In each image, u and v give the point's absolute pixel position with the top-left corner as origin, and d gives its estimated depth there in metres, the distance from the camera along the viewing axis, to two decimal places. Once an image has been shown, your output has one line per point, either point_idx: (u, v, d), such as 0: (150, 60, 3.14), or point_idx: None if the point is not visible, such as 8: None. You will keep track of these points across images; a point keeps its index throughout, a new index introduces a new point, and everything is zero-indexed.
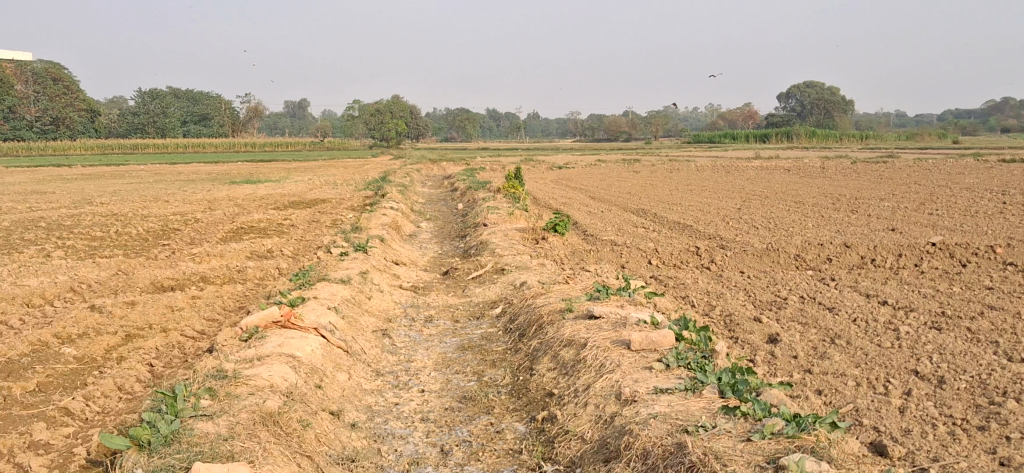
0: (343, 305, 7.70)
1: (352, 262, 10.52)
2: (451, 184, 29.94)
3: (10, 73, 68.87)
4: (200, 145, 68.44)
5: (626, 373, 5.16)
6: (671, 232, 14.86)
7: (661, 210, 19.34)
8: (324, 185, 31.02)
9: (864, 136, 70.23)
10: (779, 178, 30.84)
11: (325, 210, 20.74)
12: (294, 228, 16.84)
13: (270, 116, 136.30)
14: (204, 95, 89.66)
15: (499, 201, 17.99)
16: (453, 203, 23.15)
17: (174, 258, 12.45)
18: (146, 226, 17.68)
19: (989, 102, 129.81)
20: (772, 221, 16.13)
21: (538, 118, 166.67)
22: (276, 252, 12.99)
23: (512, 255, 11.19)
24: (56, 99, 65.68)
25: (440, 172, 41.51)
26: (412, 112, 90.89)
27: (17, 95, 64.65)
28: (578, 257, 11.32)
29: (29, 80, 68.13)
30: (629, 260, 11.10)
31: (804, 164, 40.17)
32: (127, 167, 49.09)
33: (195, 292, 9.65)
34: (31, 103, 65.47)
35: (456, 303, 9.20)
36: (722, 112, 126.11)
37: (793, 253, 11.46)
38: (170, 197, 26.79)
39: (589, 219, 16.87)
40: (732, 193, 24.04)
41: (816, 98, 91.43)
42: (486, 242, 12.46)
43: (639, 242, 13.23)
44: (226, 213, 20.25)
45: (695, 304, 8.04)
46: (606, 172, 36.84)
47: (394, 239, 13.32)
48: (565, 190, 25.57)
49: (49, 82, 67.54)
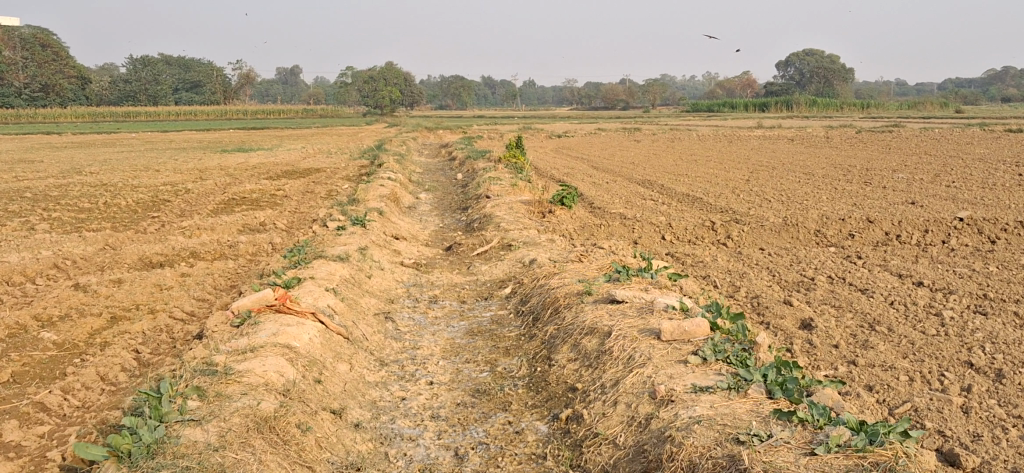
0: (343, 286, 7.20)
1: (350, 237, 10.00)
2: (449, 153, 29.31)
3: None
4: (192, 114, 67.60)
5: (658, 367, 4.67)
6: (681, 205, 14.38)
7: (667, 181, 18.83)
8: (318, 154, 30.39)
9: (864, 105, 69.52)
10: (784, 148, 30.26)
11: (320, 181, 20.15)
12: (288, 200, 16.29)
13: (263, 84, 135.20)
14: (196, 63, 88.60)
15: (500, 172, 17.45)
16: (451, 173, 22.58)
17: (163, 232, 11.93)
18: (136, 197, 17.14)
19: (989, 71, 128.95)
20: (784, 194, 15.66)
21: (535, 86, 165.61)
22: (270, 226, 12.47)
23: (518, 230, 10.68)
24: (45, 66, 64.69)
25: (436, 141, 40.87)
26: (407, 79, 89.90)
27: (5, 61, 63.67)
28: (588, 232, 10.82)
29: (18, 45, 67.06)
30: (642, 236, 10.61)
31: (806, 134, 39.59)
32: (117, 135, 48.32)
33: (185, 270, 9.13)
34: (20, 70, 64.51)
35: (461, 281, 8.71)
36: (720, 81, 125.24)
37: (813, 228, 10.99)
38: (160, 167, 26.18)
39: (595, 190, 16.36)
40: (739, 163, 23.52)
41: (815, 66, 90.62)
42: (489, 215, 11.94)
43: (649, 216, 12.74)
44: (218, 183, 19.68)
45: (718, 285, 7.56)
46: (606, 141, 36.28)
47: (393, 212, 12.80)
48: (566, 160, 25.04)
49: (37, 47, 66.53)
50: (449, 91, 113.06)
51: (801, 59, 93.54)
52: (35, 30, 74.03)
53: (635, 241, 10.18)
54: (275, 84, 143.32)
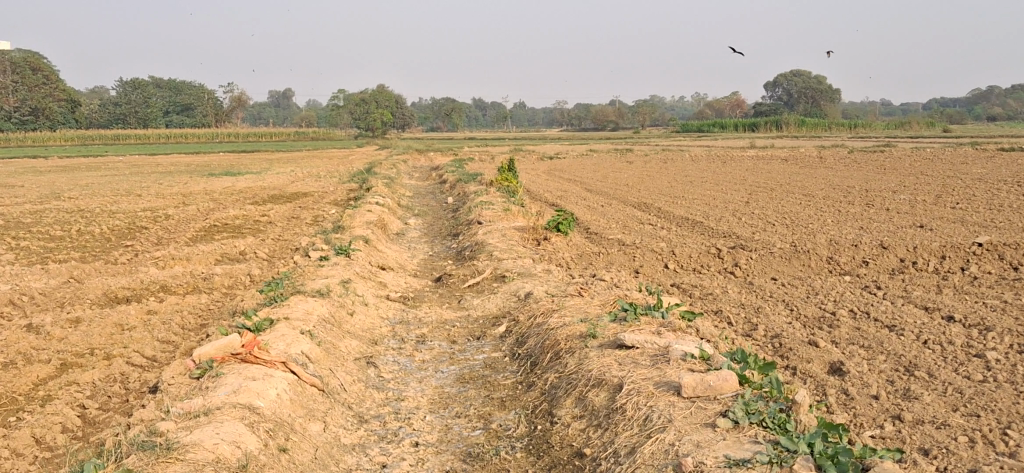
0: (321, 326, 6.52)
1: (333, 269, 9.32)
2: (439, 176, 28.68)
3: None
4: (181, 137, 66.96)
5: (682, 434, 4.00)
6: (681, 229, 13.74)
7: (664, 204, 18.17)
8: (306, 178, 29.69)
9: (854, 125, 69.28)
10: (780, 169, 29.65)
11: (307, 206, 19.48)
12: (271, 226, 15.60)
13: (254, 107, 134.83)
14: (186, 85, 88.00)
15: (492, 196, 16.80)
16: (441, 197, 21.92)
17: (135, 264, 11.23)
18: (112, 224, 16.44)
19: (976, 90, 129.15)
20: (788, 217, 15.00)
21: (525, 108, 165.55)
22: (249, 255, 11.79)
23: (513, 260, 10.00)
24: (33, 90, 64.03)
25: (427, 164, 40.23)
26: (397, 101, 89.40)
27: None
28: (586, 261, 10.14)
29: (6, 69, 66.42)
30: (644, 265, 9.92)
31: (800, 154, 39.06)
32: (105, 159, 47.63)
33: (152, 307, 8.43)
34: (9, 93, 63.87)
35: (451, 318, 8.02)
36: (710, 103, 125.14)
37: (825, 254, 10.32)
38: (144, 191, 25.49)
39: (590, 215, 15.69)
40: (736, 185, 22.89)
41: (804, 86, 90.47)
42: (482, 242, 11.27)
43: (649, 242, 12.05)
44: (200, 209, 19.00)
45: (733, 324, 6.87)
46: (598, 163, 35.70)
47: (379, 239, 12.12)
48: (559, 182, 24.42)
49: (26, 71, 65.99)
50: (439, 112, 112.73)
51: (790, 80, 93.38)
52: (24, 54, 73.45)
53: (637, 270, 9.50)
54: (266, 106, 142.69)
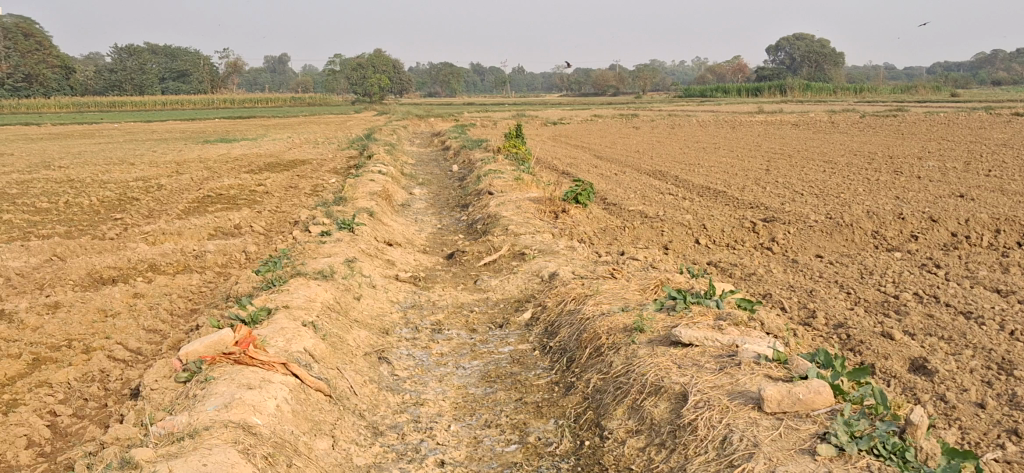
0: (326, 316, 5.77)
1: (336, 247, 8.55)
2: (442, 142, 27.90)
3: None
4: (178, 104, 65.99)
5: (775, 461, 3.26)
6: (704, 200, 13.00)
7: (680, 171, 17.39)
8: (305, 145, 28.85)
9: (857, 89, 68.27)
10: (792, 134, 28.80)
11: (306, 175, 18.68)
12: (269, 197, 14.82)
13: (251, 74, 133.50)
14: (182, 50, 86.73)
15: (501, 164, 16.01)
16: (445, 165, 21.12)
17: (122, 240, 10.45)
18: (102, 195, 15.65)
19: (979, 54, 127.83)
20: (815, 186, 14.23)
21: (525, 74, 164.18)
22: (246, 230, 11.02)
23: (531, 236, 9.24)
24: (27, 56, 62.95)
25: (428, 130, 39.35)
26: (395, 66, 88.16)
27: None
28: (610, 236, 9.38)
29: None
30: (674, 241, 9.17)
31: (808, 118, 38.16)
32: (99, 126, 46.70)
33: (138, 290, 7.66)
34: (2, 60, 62.82)
35: (468, 302, 7.28)
36: (710, 67, 123.76)
37: (868, 227, 9.57)
38: (136, 160, 24.66)
39: (604, 184, 14.92)
40: (752, 151, 22.12)
41: (807, 50, 89.36)
42: (496, 215, 10.50)
43: (674, 214, 11.31)
44: (194, 178, 18.19)
45: (789, 311, 6.14)
46: (603, 128, 34.87)
47: (384, 212, 11.35)
48: (567, 149, 23.63)
49: (19, 37, 64.84)
50: (438, 77, 111.40)
51: (793, 43, 92.00)
52: (16, 19, 72.23)
53: (668, 248, 8.75)
54: (262, 72, 141.18)
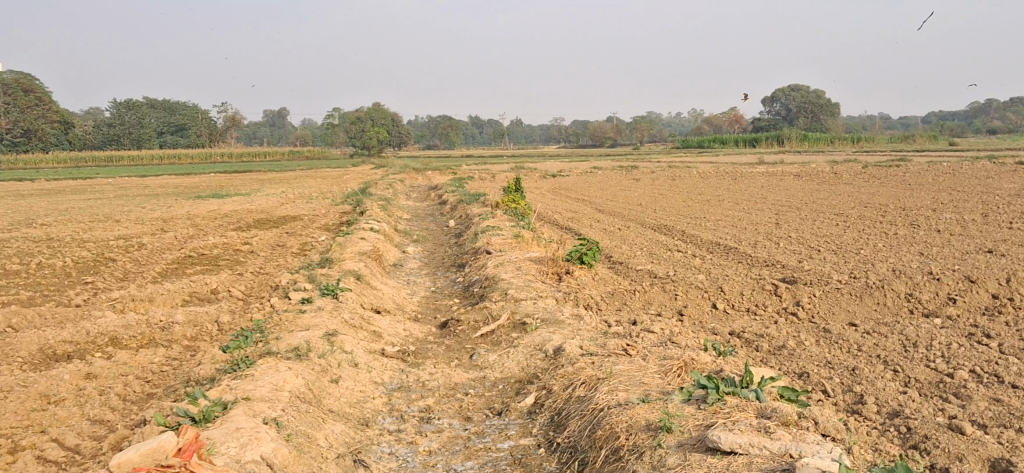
0: (293, 408, 4.93)
1: (316, 318, 7.72)
2: (438, 197, 27.20)
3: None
4: (176, 158, 65.58)
5: None
6: (715, 256, 12.22)
7: (686, 225, 16.62)
8: (298, 200, 28.13)
9: (855, 138, 67.82)
10: (797, 185, 28.12)
11: (295, 232, 17.89)
12: (253, 257, 14.02)
13: (251, 128, 133.77)
14: (181, 104, 86.54)
15: (499, 220, 15.23)
16: (441, 221, 20.36)
17: (87, 308, 9.62)
18: (79, 256, 14.85)
19: (974, 104, 127.99)
20: (832, 241, 13.45)
21: (522, 126, 164.45)
22: (223, 296, 10.20)
23: (532, 302, 8.41)
24: (26, 111, 62.71)
25: (425, 183, 38.67)
26: (393, 119, 87.97)
27: None
28: (619, 302, 8.55)
29: None
30: (689, 305, 8.36)
31: (811, 169, 37.48)
32: (94, 181, 46.09)
33: (91, 370, 6.82)
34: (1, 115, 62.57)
35: (462, 382, 6.43)
36: (706, 119, 123.74)
37: (901, 289, 8.74)
38: (123, 216, 23.89)
39: (608, 240, 14.13)
40: (758, 204, 21.39)
41: (803, 100, 89.31)
42: (494, 278, 9.68)
43: (685, 274, 10.52)
44: (178, 237, 17.39)
45: (834, 396, 5.28)
46: (603, 180, 34.21)
47: (373, 274, 10.55)
48: (567, 203, 22.92)
49: (19, 92, 64.72)
50: (436, 130, 111.27)
51: (789, 94, 91.77)
52: (14, 75, 72.06)
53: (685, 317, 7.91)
54: (261, 125, 141.40)
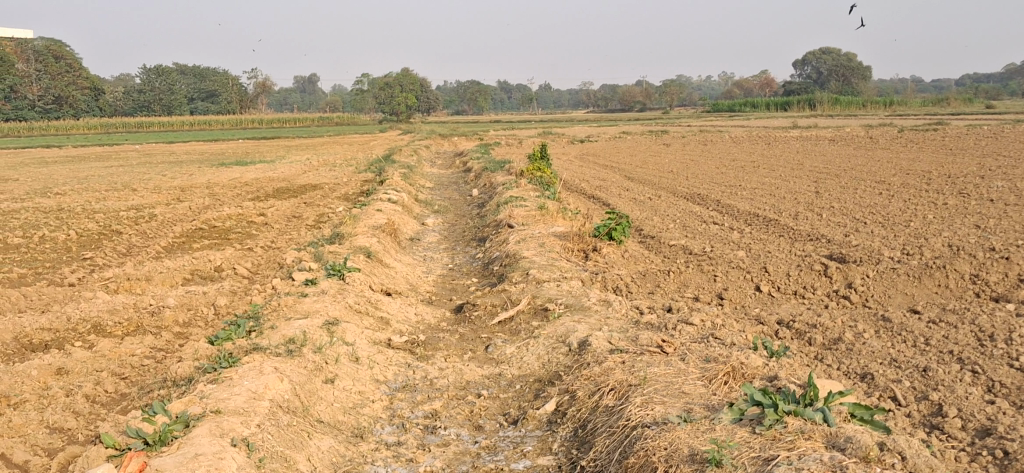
0: (272, 422, 4.21)
1: (317, 303, 7.01)
2: (463, 163, 26.46)
3: (11, 50, 65.68)
4: (205, 124, 65.27)
5: None
6: (754, 229, 11.38)
7: (721, 195, 15.77)
8: (321, 167, 27.46)
9: (889, 102, 66.01)
10: (834, 150, 27.10)
11: (313, 202, 17.20)
12: (265, 229, 13.36)
13: (280, 94, 133.60)
14: (209, 69, 86.09)
15: (523, 189, 14.43)
16: (465, 189, 19.63)
17: (78, 288, 8.98)
18: (87, 228, 14.26)
19: (1012, 66, 124.83)
20: (878, 212, 12.53)
21: (551, 91, 163.02)
22: (225, 275, 9.52)
23: (556, 285, 7.64)
24: (57, 77, 62.72)
25: (451, 149, 37.91)
26: (422, 84, 87.15)
27: (18, 75, 61.62)
28: (652, 284, 7.75)
29: (32, 58, 65.31)
30: (729, 289, 7.57)
31: (847, 133, 36.31)
32: (120, 147, 45.72)
33: (64, 364, 6.17)
34: (32, 82, 62.48)
35: (475, 380, 5.69)
36: (737, 82, 121.69)
37: (965, 269, 7.87)
38: (140, 185, 23.32)
39: (638, 211, 13.32)
40: (796, 170, 20.41)
41: (835, 64, 87.41)
42: (515, 257, 8.91)
43: (723, 250, 9.70)
44: (192, 207, 16.79)
45: (907, 407, 4.48)
46: (633, 145, 33.31)
47: (387, 251, 9.83)
48: (596, 170, 22.11)
49: (51, 59, 64.73)
50: (464, 94, 110.34)
51: (822, 58, 89.83)
52: (45, 41, 71.94)
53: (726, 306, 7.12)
54: (291, 91, 141.20)
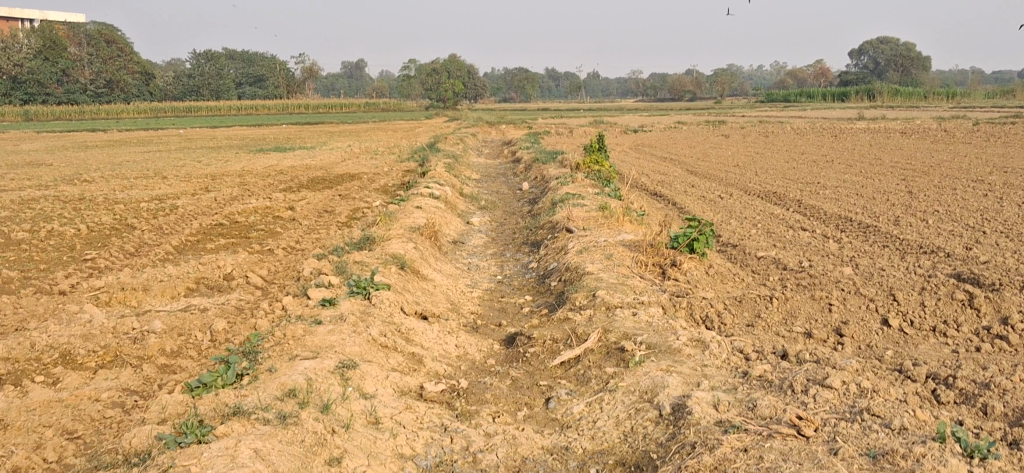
0: None
1: (333, 335, 5.57)
2: (512, 153, 24.99)
3: (63, 34, 65.35)
4: (253, 109, 64.42)
5: None
6: (853, 238, 9.78)
7: (800, 193, 14.15)
8: (363, 155, 26.14)
9: (951, 93, 63.06)
10: (909, 144, 25.20)
11: (350, 194, 15.85)
12: (293, 227, 12.01)
13: (329, 79, 133.10)
14: (258, 54, 85.35)
15: (580, 185, 12.94)
16: (514, 182, 18.17)
17: (63, 300, 7.65)
18: (101, 222, 12.97)
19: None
20: (991, 219, 10.86)
21: (599, 80, 160.77)
22: (236, 286, 8.14)
23: (630, 314, 6.16)
24: (108, 62, 62.18)
25: (499, 138, 36.47)
26: (470, 72, 85.83)
27: (70, 59, 61.09)
28: (750, 315, 6.24)
29: (84, 42, 64.85)
30: (851, 326, 6.03)
31: (916, 126, 34.22)
32: (165, 132, 44.89)
33: (5, 416, 4.79)
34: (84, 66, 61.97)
35: (532, 457, 4.23)
36: (790, 71, 118.61)
37: None
38: (173, 172, 22.12)
39: (711, 213, 11.77)
40: (876, 166, 18.66)
41: (892, 54, 84.34)
42: (578, 273, 7.42)
43: (825, 266, 8.15)
44: (219, 199, 15.50)
45: None
46: (690, 136, 31.61)
47: (425, 260, 8.41)
48: (655, 163, 20.55)
49: (102, 44, 64.24)
50: (512, 82, 108.77)
51: (878, 48, 86.82)
52: (98, 25, 71.64)
53: (853, 354, 5.61)
54: (341, 78, 140.74)
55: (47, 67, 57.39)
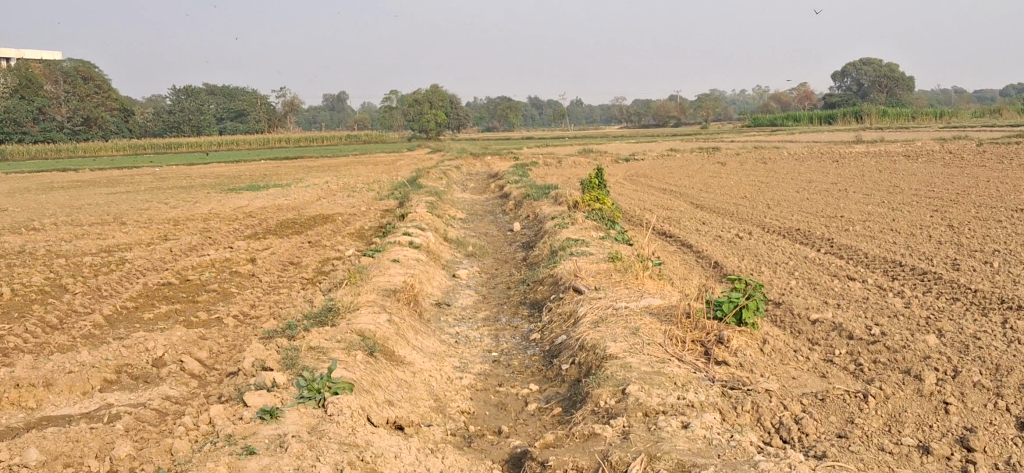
0: None
1: None
2: (500, 187, 23.45)
3: (39, 72, 63.60)
4: (233, 144, 62.82)
5: None
6: (916, 290, 8.18)
7: (827, 230, 12.61)
8: (340, 193, 24.51)
9: (939, 113, 61.98)
10: (919, 168, 23.78)
11: (320, 241, 14.18)
12: (251, 285, 10.34)
13: (311, 113, 131.97)
14: (237, 89, 83.90)
15: (581, 228, 11.34)
16: (503, 222, 16.58)
17: None
18: (31, 281, 11.23)
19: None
20: None
21: (581, 107, 160.11)
22: (165, 377, 6.44)
23: (678, 424, 4.52)
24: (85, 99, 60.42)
25: (484, 171, 34.92)
26: (453, 102, 84.62)
27: (46, 96, 59.34)
28: (839, 424, 4.60)
29: (60, 80, 63.08)
30: (980, 435, 4.41)
31: (916, 148, 32.79)
32: (139, 170, 43.19)
33: None
34: (62, 104, 60.15)
35: None
36: (773, 96, 118.14)
37: None
38: (135, 217, 20.37)
39: (735, 258, 10.19)
40: (896, 195, 17.15)
41: (875, 76, 83.55)
42: (598, 356, 5.79)
43: (901, 333, 6.52)
44: (174, 250, 13.79)
45: None
46: (684, 165, 30.15)
47: (402, 335, 6.77)
48: (655, 196, 19.00)
49: (79, 81, 62.50)
50: (495, 112, 107.37)
51: (861, 71, 86.09)
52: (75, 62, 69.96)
53: None
54: (323, 112, 139.49)
55: (23, 105, 55.57)
